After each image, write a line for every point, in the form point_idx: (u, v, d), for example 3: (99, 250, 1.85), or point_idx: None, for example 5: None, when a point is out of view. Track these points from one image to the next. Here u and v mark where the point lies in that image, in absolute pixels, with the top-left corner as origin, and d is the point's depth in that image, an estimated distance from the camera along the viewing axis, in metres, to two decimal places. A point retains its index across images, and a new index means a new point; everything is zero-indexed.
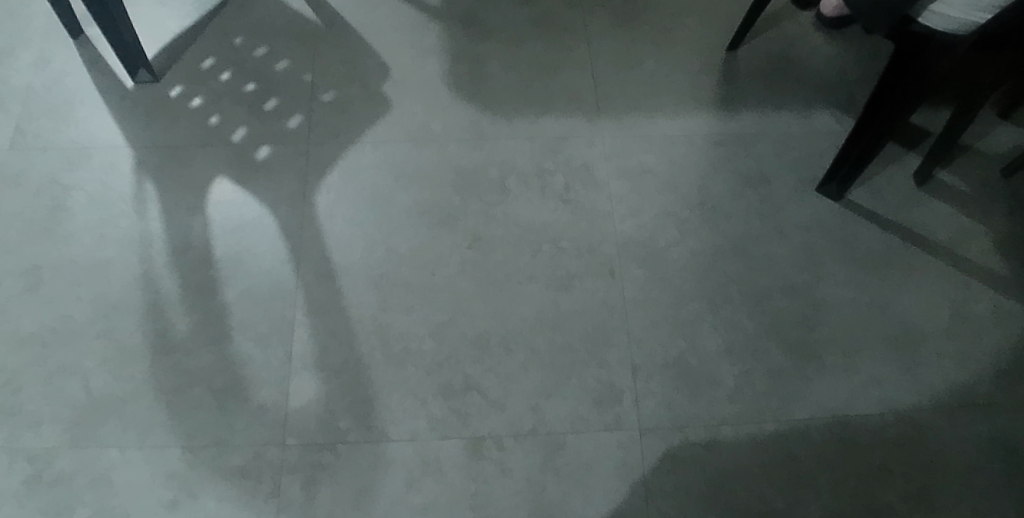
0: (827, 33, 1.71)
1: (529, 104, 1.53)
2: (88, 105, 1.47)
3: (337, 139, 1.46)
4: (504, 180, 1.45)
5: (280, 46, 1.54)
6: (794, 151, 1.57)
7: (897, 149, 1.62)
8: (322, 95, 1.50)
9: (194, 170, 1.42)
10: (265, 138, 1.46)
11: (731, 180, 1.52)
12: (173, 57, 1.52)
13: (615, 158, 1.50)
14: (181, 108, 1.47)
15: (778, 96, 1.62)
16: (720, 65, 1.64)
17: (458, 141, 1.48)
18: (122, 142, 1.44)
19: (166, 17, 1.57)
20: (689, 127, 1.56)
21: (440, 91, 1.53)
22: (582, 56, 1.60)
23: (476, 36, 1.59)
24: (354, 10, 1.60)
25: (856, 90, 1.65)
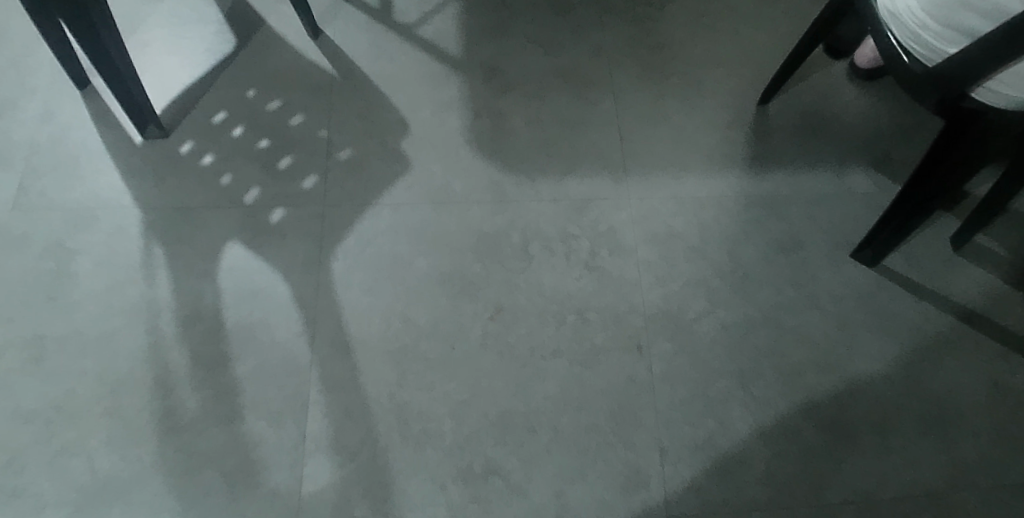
0: (859, 85, 1.65)
1: (553, 163, 1.47)
2: (95, 162, 1.42)
3: (353, 201, 1.40)
4: (527, 246, 1.39)
5: (294, 100, 1.48)
6: (828, 213, 1.50)
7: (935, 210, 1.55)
8: (338, 153, 1.44)
9: (204, 233, 1.36)
10: (277, 199, 1.39)
11: (763, 245, 1.45)
12: (183, 110, 1.46)
13: (642, 221, 1.44)
14: (191, 166, 1.42)
15: (811, 154, 1.56)
16: (750, 121, 1.57)
17: (480, 203, 1.42)
18: (130, 203, 1.38)
19: (176, 67, 1.51)
20: (720, 188, 1.49)
21: (460, 148, 1.47)
22: (608, 110, 1.54)
23: (498, 88, 1.53)
24: (371, 61, 1.53)
25: (892, 148, 1.58)
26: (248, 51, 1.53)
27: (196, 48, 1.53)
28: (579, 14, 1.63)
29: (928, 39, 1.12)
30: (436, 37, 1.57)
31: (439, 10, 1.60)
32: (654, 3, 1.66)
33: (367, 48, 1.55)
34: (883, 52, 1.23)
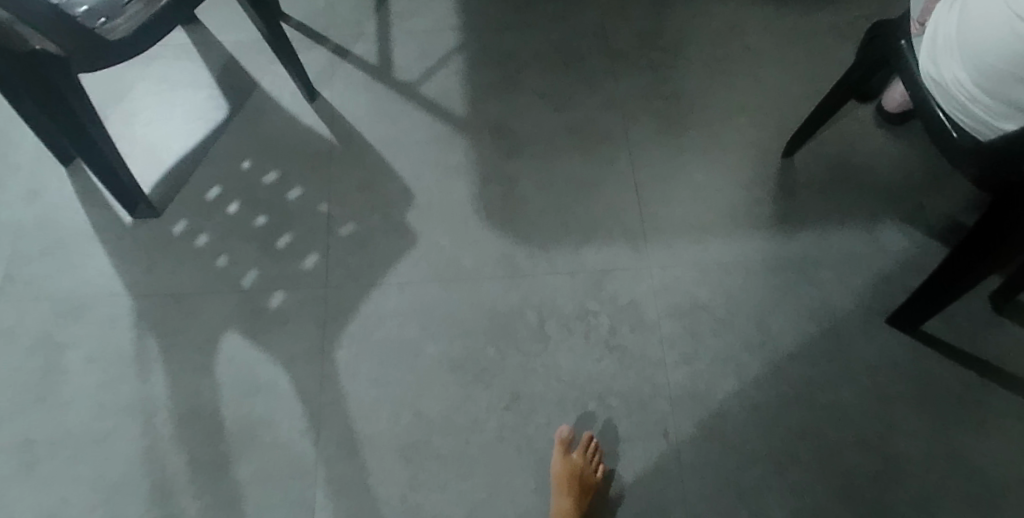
0: (889, 130, 1.53)
1: (568, 231, 1.38)
2: (83, 246, 1.33)
3: (356, 281, 1.32)
4: (543, 325, 1.31)
5: (292, 171, 1.40)
6: (862, 275, 1.40)
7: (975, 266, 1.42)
8: (338, 228, 1.36)
9: (201, 322, 1.28)
10: (277, 282, 1.31)
11: (794, 314, 1.36)
12: (175, 186, 1.38)
13: (665, 292, 1.35)
14: (185, 248, 1.33)
15: (842, 209, 1.46)
16: (776, 174, 1.47)
17: (492, 279, 1.33)
18: (122, 289, 1.30)
19: (166, 137, 1.43)
20: (746, 251, 1.39)
21: (469, 218, 1.38)
22: (625, 169, 1.44)
23: (507, 149, 1.44)
24: (372, 125, 1.45)
25: (925, 198, 1.47)
26: (241, 118, 1.44)
27: (187, 117, 1.44)
28: (590, 62, 1.53)
29: (976, 111, 1.02)
30: (439, 95, 1.48)
31: (442, 65, 1.51)
32: (670, 46, 1.56)
33: (367, 110, 1.46)
34: (926, 120, 1.12)
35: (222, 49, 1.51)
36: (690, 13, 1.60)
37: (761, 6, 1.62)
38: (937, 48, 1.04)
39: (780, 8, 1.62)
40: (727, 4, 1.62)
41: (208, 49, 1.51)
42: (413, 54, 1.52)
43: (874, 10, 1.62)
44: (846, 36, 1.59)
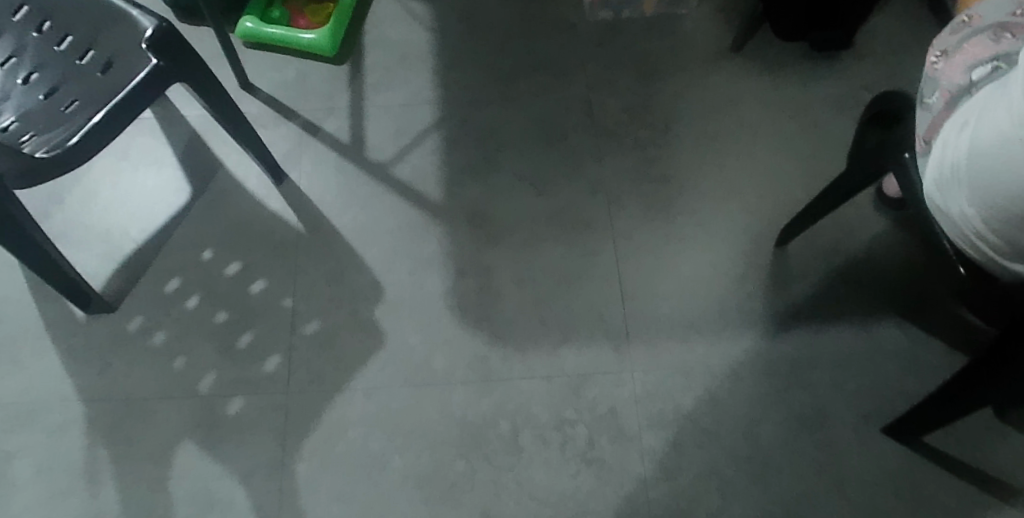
0: (893, 210, 1.41)
1: (547, 330, 1.30)
2: (34, 345, 1.27)
3: (319, 386, 1.25)
4: (517, 436, 1.23)
5: (255, 262, 1.32)
6: (858, 378, 1.31)
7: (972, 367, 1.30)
8: (303, 326, 1.28)
9: (156, 430, 1.22)
10: (236, 387, 1.24)
11: (784, 422, 1.28)
12: (131, 279, 1.31)
13: (647, 399, 1.27)
14: (141, 348, 1.27)
15: (839, 303, 1.35)
16: (769, 266, 1.38)
17: (464, 384, 1.26)
18: (73, 393, 1.24)
19: (124, 222, 1.35)
20: (734, 353, 1.32)
21: (441, 315, 1.30)
22: (609, 261, 1.36)
23: (484, 238, 1.36)
24: (342, 210, 1.37)
25: (929, 289, 1.36)
26: (204, 202, 1.37)
27: (147, 199, 1.37)
28: (574, 142, 1.45)
29: (984, 248, 0.92)
30: (414, 178, 1.40)
31: (417, 143, 1.43)
32: (659, 123, 1.48)
33: (337, 193, 1.38)
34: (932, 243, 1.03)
35: (186, 125, 1.43)
36: (680, 86, 1.51)
37: (757, 77, 1.53)
38: (943, 177, 0.94)
39: (775, 80, 1.53)
40: (721, 74, 1.53)
41: (171, 125, 1.43)
42: (387, 131, 1.44)
43: (876, 81, 1.53)
44: (846, 110, 1.50)
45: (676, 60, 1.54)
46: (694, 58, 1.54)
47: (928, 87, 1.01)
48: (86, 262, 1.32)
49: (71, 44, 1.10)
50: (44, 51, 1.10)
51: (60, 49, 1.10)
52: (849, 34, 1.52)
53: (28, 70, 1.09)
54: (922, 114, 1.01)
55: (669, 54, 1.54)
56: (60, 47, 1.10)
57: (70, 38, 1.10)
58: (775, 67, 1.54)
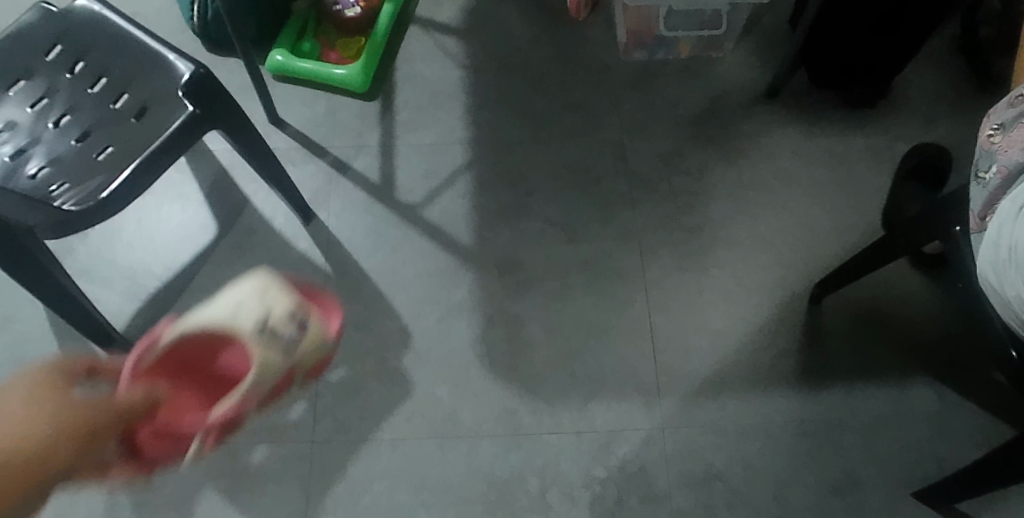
0: (926, 271, 1.36)
1: (576, 382, 1.27)
2: None
3: (345, 437, 1.22)
4: (545, 494, 1.20)
5: None
6: (892, 442, 1.24)
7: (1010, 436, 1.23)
8: (329, 373, 1.27)
9: (176, 478, 1.19)
10: (260, 434, 1.22)
11: (815, 484, 1.21)
12: (154, 318, 1.30)
13: (678, 458, 1.22)
14: None
15: (873, 364, 1.29)
16: (800, 322, 1.32)
17: (492, 437, 1.23)
18: None
19: (148, 260, 1.33)
20: (764, 413, 1.26)
21: (470, 366, 1.28)
22: (639, 312, 1.33)
23: (514, 286, 1.34)
24: (371, 253, 1.35)
25: (961, 351, 1.30)
26: (230, 242, 1.35)
27: (172, 237, 1.35)
28: (606, 187, 1.43)
29: None
30: (444, 221, 1.39)
31: (447, 186, 1.42)
32: (692, 170, 1.45)
33: (365, 236, 1.37)
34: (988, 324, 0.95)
35: (214, 161, 1.42)
36: (714, 132, 1.49)
37: (792, 123, 1.50)
38: (997, 259, 0.85)
39: (811, 127, 1.50)
40: (757, 120, 1.50)
41: (199, 161, 1.42)
42: (417, 172, 1.43)
43: (915, 130, 1.49)
44: (883, 161, 1.47)
45: (711, 104, 1.52)
46: (729, 103, 1.52)
47: (983, 162, 0.93)
48: (110, 299, 1.30)
49: (105, 86, 1.08)
50: (77, 93, 1.08)
51: (94, 91, 1.08)
52: (880, 90, 1.50)
53: (60, 113, 1.07)
54: (976, 189, 0.92)
55: (703, 98, 1.52)
56: (94, 89, 1.08)
57: (104, 80, 1.08)
58: (811, 113, 1.51)
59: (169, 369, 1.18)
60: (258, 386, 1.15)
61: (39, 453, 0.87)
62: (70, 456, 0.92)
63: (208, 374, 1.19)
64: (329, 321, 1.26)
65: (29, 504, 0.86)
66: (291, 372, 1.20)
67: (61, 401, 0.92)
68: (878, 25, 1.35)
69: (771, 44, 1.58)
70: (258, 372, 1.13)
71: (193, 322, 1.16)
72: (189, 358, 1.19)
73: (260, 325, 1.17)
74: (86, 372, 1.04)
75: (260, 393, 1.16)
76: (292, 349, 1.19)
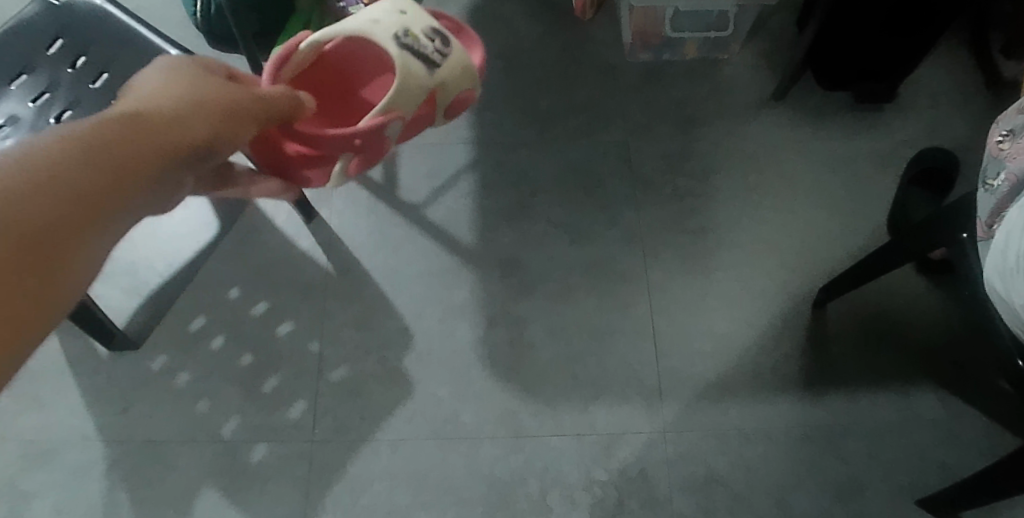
0: (930, 276, 1.35)
1: (578, 384, 1.27)
2: (55, 381, 1.25)
3: (345, 437, 1.22)
4: (545, 496, 1.19)
5: (282, 303, 1.31)
6: (894, 448, 1.23)
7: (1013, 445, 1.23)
8: (329, 373, 1.26)
9: (175, 476, 1.19)
10: (260, 433, 1.22)
11: (817, 490, 1.20)
12: (155, 315, 1.29)
13: (679, 462, 1.22)
14: (164, 389, 1.24)
15: (877, 370, 1.28)
16: (804, 327, 1.32)
17: (493, 439, 1.23)
18: (93, 433, 1.21)
19: (149, 256, 1.33)
20: (767, 418, 1.25)
21: (471, 366, 1.27)
22: (642, 314, 1.32)
23: (516, 287, 1.34)
24: (372, 252, 1.35)
25: (965, 358, 1.29)
26: (232, 240, 1.35)
27: (174, 233, 1.35)
28: (610, 188, 1.42)
29: None
30: (446, 220, 1.38)
31: (450, 185, 1.41)
32: (696, 172, 1.44)
33: (366, 234, 1.36)
34: (996, 335, 0.94)
35: None
36: (719, 133, 1.48)
37: (798, 126, 1.49)
38: (1004, 268, 0.84)
39: (817, 130, 1.49)
40: (762, 122, 1.50)
41: None
42: (420, 171, 1.42)
43: (921, 134, 1.48)
44: (888, 165, 1.46)
45: (716, 105, 1.51)
46: (735, 105, 1.51)
47: (991, 169, 0.92)
48: (110, 296, 1.30)
49: (108, 81, 1.07)
50: (79, 88, 1.06)
51: (95, 86, 1.07)
52: (893, 87, 1.47)
53: (61, 107, 1.05)
54: (983, 196, 0.91)
55: (708, 100, 1.51)
56: (95, 84, 1.07)
57: (106, 75, 1.07)
58: (816, 116, 1.50)
59: (325, 86, 1.02)
60: (406, 102, 0.91)
61: (199, 159, 0.63)
62: (214, 166, 0.68)
63: (356, 99, 1.04)
64: (469, 55, 1.01)
65: (154, 202, 0.58)
66: (434, 93, 0.95)
67: (220, 92, 0.67)
68: (907, 18, 1.31)
69: (777, 46, 1.57)
70: (399, 82, 0.89)
71: (323, 32, 0.92)
72: (343, 63, 1.03)
73: (398, 34, 0.90)
74: (226, 75, 0.77)
75: (406, 115, 0.92)
76: (434, 68, 0.93)
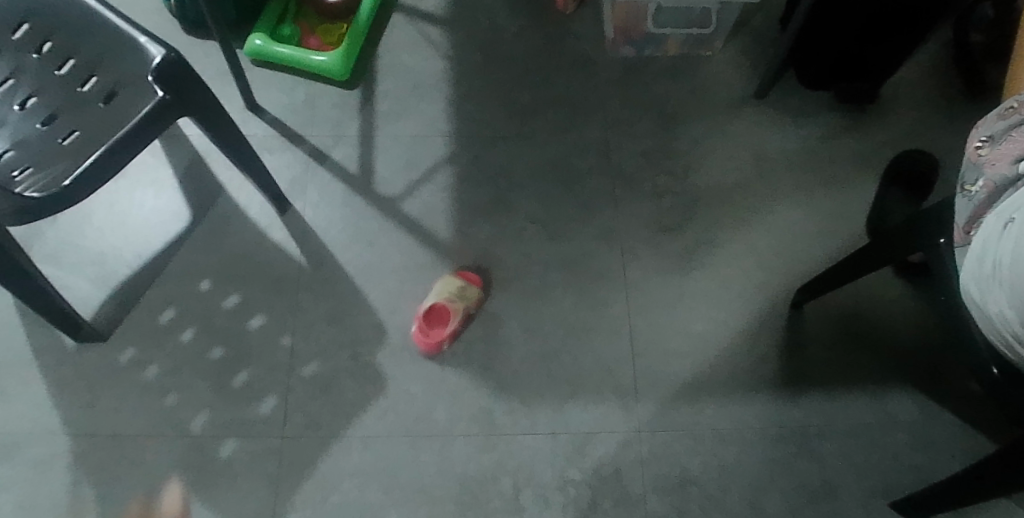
0: (907, 279, 1.35)
1: (554, 382, 1.26)
2: (19, 372, 1.22)
3: (316, 433, 1.20)
4: (518, 495, 1.18)
5: (253, 296, 1.28)
6: (868, 451, 1.23)
7: (986, 449, 1.23)
8: (301, 367, 1.24)
9: (142, 471, 1.17)
10: (229, 429, 1.20)
11: (791, 492, 1.20)
12: (124, 307, 1.27)
13: (653, 462, 1.21)
14: (131, 382, 1.22)
15: (852, 373, 1.28)
16: (781, 328, 1.31)
17: (466, 437, 1.21)
18: (58, 426, 1.19)
19: (118, 247, 1.30)
20: (742, 418, 1.25)
21: (445, 363, 1.26)
22: (619, 312, 1.31)
23: (492, 283, 1.32)
24: (346, 245, 1.33)
25: (940, 361, 1.29)
26: (203, 231, 1.32)
27: (144, 223, 1.32)
28: (589, 184, 1.41)
29: None
30: (422, 214, 1.37)
31: (427, 179, 1.40)
32: (676, 170, 1.43)
33: (341, 227, 1.34)
34: (972, 340, 0.94)
35: (189, 146, 1.39)
36: (700, 131, 1.47)
37: (779, 125, 1.49)
38: (981, 275, 0.84)
39: (797, 129, 1.48)
40: (744, 120, 1.49)
41: (173, 146, 1.38)
42: (397, 164, 1.41)
43: (901, 135, 1.48)
44: (867, 166, 1.45)
45: (697, 102, 1.50)
46: (716, 103, 1.50)
47: (970, 174, 0.91)
48: (77, 287, 1.27)
49: (72, 68, 1.05)
50: (44, 75, 1.05)
51: (60, 73, 1.05)
52: (874, 89, 1.47)
53: (25, 95, 1.04)
54: (961, 202, 0.91)
55: (689, 96, 1.50)
56: (60, 71, 1.05)
57: (72, 62, 1.05)
58: (797, 114, 1.50)
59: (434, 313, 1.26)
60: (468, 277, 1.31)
61: None
62: None
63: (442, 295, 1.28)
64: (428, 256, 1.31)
65: None
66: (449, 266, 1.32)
67: None
68: (894, 19, 1.31)
69: (760, 44, 1.56)
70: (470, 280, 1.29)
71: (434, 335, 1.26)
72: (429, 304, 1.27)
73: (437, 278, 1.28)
74: None
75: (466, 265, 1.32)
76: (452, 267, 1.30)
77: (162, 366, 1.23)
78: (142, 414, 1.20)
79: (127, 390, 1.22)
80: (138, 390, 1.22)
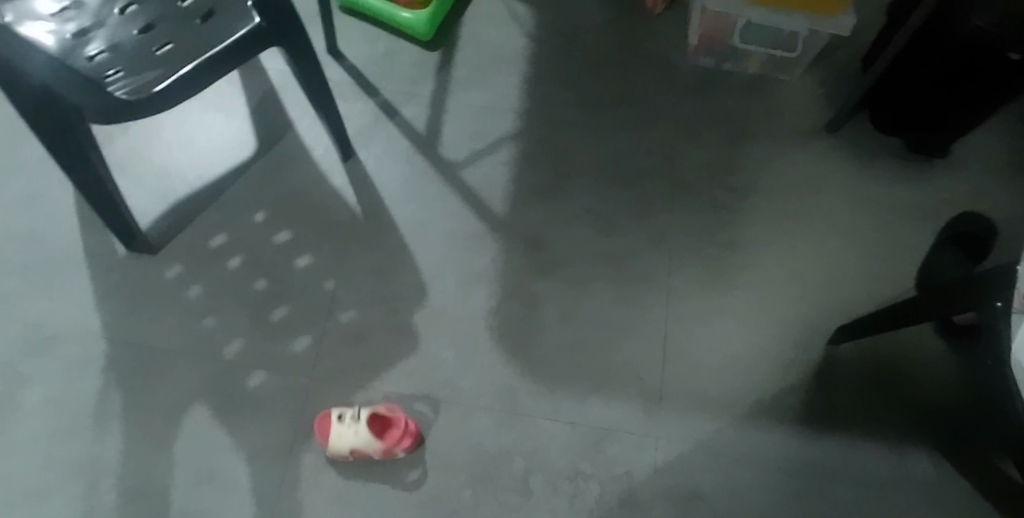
0: (948, 338, 1.34)
1: (582, 374, 1.27)
2: (68, 270, 1.25)
3: (343, 380, 1.22)
4: (528, 477, 1.19)
5: (304, 236, 1.30)
6: (880, 500, 1.24)
7: None
8: (339, 313, 1.26)
9: (170, 386, 1.19)
10: (261, 361, 1.22)
11: None
12: (177, 224, 1.29)
13: (666, 470, 1.22)
14: (174, 298, 1.24)
15: (877, 420, 1.28)
16: (814, 362, 1.31)
17: (487, 411, 1.22)
18: (97, 328, 1.21)
19: (182, 165, 1.32)
20: (760, 444, 1.25)
21: (479, 334, 1.27)
22: (657, 318, 1.32)
23: (537, 265, 1.33)
24: (401, 202, 1.34)
25: (967, 425, 1.28)
26: (266, 163, 1.34)
27: (210, 146, 1.34)
28: (647, 185, 1.41)
29: None
30: (480, 185, 1.37)
31: (491, 151, 1.40)
32: (735, 187, 1.43)
33: (399, 183, 1.35)
34: (1014, 407, 0.93)
35: (266, 79, 1.40)
36: (765, 153, 1.46)
37: (845, 162, 1.48)
38: None
39: (863, 168, 1.48)
40: (811, 150, 1.48)
41: (250, 76, 1.40)
42: (463, 132, 1.41)
43: (965, 193, 1.47)
44: (927, 217, 1.44)
45: (768, 124, 1.49)
46: (787, 128, 1.49)
47: None
48: (137, 197, 1.30)
49: None
50: None
51: None
52: (947, 143, 1.45)
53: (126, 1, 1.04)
54: None
55: (762, 117, 1.50)
56: None
57: None
58: (866, 154, 1.49)
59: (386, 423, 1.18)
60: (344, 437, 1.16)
61: None
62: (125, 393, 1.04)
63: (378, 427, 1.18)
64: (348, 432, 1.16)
65: None
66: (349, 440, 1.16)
67: None
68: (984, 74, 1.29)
69: (841, 77, 1.55)
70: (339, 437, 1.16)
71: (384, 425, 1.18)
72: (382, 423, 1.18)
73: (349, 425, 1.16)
74: None
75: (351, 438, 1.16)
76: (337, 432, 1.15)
77: (204, 289, 1.25)
78: (179, 331, 1.22)
79: (168, 306, 1.24)
80: (178, 308, 1.24)
